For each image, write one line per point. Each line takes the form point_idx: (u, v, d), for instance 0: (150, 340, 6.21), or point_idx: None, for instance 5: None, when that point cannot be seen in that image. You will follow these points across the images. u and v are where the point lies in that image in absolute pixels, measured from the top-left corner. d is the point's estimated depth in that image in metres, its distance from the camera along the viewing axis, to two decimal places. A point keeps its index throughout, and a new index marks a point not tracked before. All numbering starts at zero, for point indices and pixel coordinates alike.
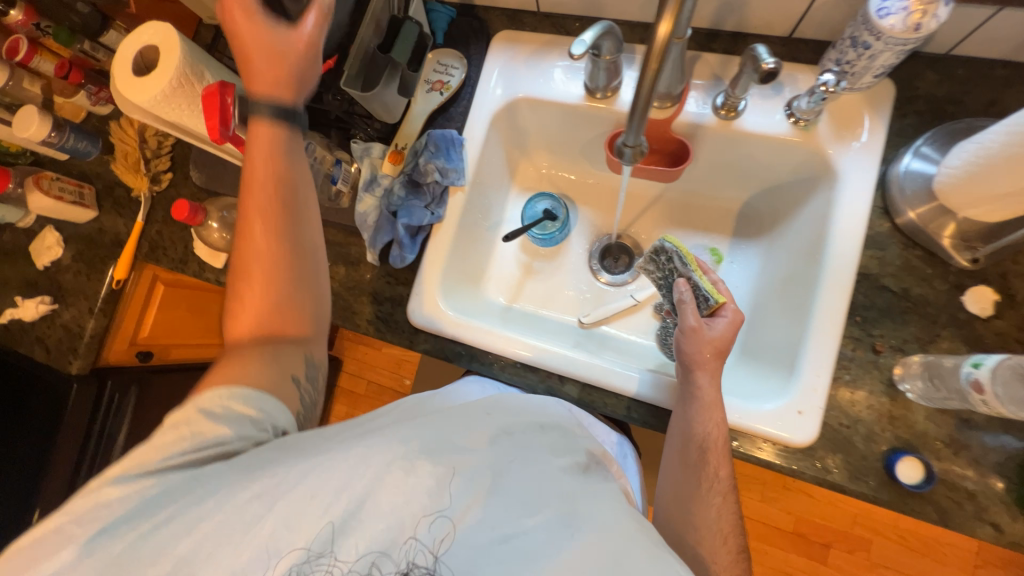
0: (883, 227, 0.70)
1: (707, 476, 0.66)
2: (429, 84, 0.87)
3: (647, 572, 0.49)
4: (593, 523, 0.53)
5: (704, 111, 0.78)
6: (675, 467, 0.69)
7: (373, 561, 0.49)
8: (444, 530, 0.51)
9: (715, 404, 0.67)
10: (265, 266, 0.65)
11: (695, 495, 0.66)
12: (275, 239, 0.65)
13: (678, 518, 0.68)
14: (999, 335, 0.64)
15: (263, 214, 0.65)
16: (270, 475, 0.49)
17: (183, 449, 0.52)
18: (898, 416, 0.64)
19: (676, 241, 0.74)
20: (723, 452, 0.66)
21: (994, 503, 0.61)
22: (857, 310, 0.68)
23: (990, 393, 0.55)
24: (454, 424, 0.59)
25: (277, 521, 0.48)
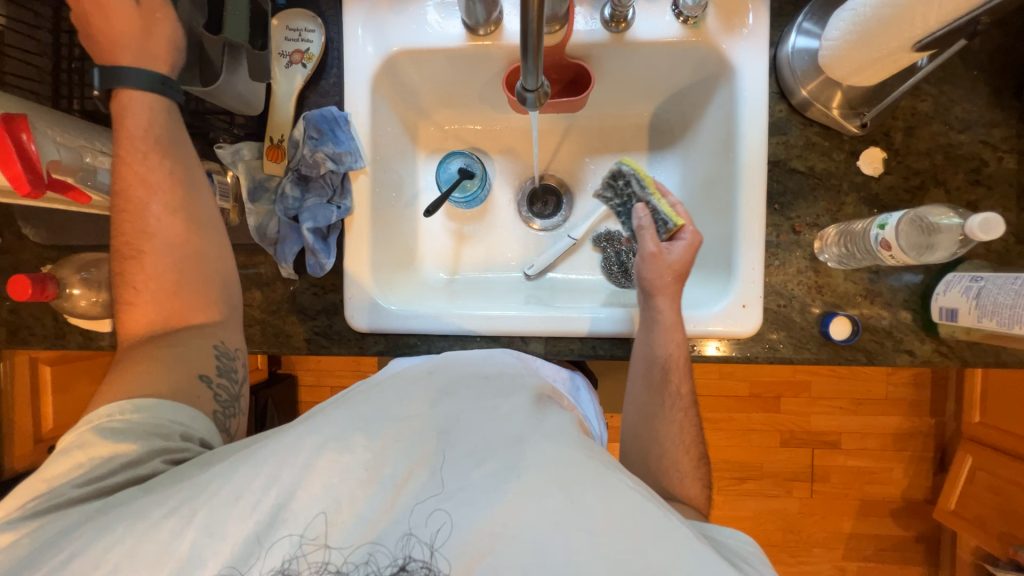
0: (781, 112, 0.73)
1: (670, 393, 0.71)
2: (286, 56, 0.74)
3: (590, 495, 0.46)
4: (536, 464, 0.47)
5: (594, 28, 0.73)
6: (639, 390, 0.72)
7: (370, 553, 0.45)
8: (385, 510, 0.46)
9: (676, 326, 0.70)
10: (169, 287, 0.62)
11: (659, 413, 0.71)
12: (178, 264, 0.62)
13: (644, 436, 0.72)
14: (891, 189, 0.70)
15: (160, 237, 0.62)
16: (188, 487, 0.47)
17: (76, 483, 0.50)
18: (824, 284, 0.71)
19: (634, 162, 0.74)
20: (683, 368, 0.71)
21: (906, 333, 0.70)
22: (774, 198, 0.72)
23: (897, 247, 0.61)
24: (386, 398, 0.53)
25: (197, 530, 0.44)
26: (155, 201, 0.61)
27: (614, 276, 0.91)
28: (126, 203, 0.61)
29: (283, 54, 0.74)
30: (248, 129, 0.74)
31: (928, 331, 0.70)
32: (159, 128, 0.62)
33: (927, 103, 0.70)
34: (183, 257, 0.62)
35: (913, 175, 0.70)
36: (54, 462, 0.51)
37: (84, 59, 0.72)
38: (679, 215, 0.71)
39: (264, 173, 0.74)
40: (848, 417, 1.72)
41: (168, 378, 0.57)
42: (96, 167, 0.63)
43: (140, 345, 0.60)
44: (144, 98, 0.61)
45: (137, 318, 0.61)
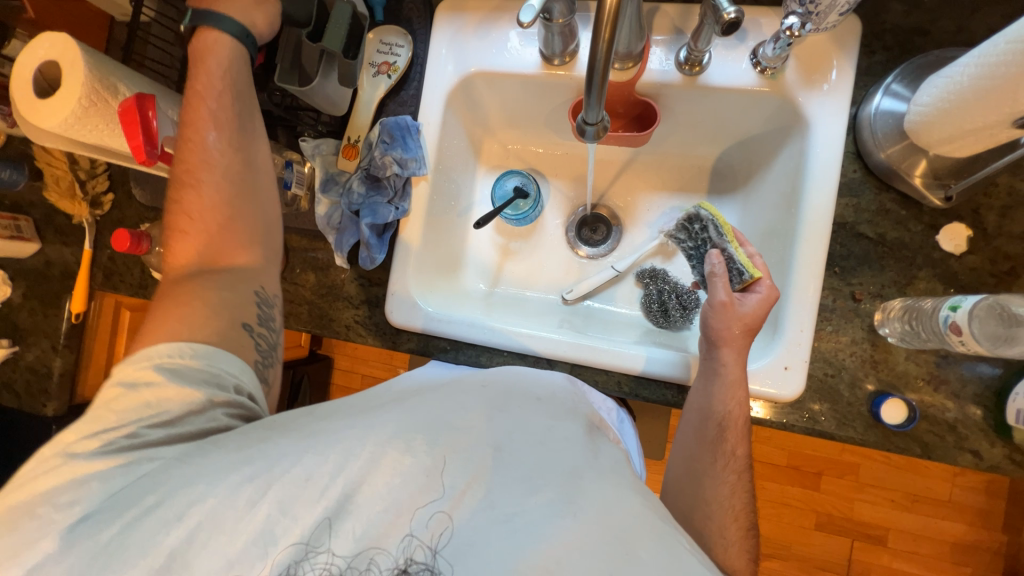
0: (855, 173, 0.69)
1: (724, 453, 0.67)
2: (374, 67, 0.81)
3: (645, 550, 0.46)
4: (591, 503, 0.48)
5: (667, 68, 0.74)
6: (691, 441, 0.70)
7: (372, 558, 0.48)
8: (440, 518, 0.48)
9: (740, 382, 0.66)
10: (220, 224, 0.66)
11: (709, 471, 0.68)
12: (229, 203, 0.67)
13: (689, 493, 0.69)
14: (973, 270, 0.64)
15: (216, 174, 0.66)
16: (262, 461, 0.50)
17: (150, 423, 0.54)
18: (881, 360, 0.65)
19: (713, 209, 0.75)
20: (743, 428, 0.67)
21: (974, 432, 0.63)
22: (835, 261, 0.68)
23: (967, 334, 0.56)
24: (450, 407, 0.55)
25: (271, 505, 0.48)
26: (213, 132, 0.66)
27: (652, 314, 0.89)
28: (187, 139, 0.65)
29: (372, 65, 0.81)
30: (331, 128, 0.81)
31: (1000, 433, 0.62)
32: (231, 73, 0.66)
33: None
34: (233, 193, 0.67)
35: (1002, 259, 0.64)
36: (123, 396, 0.55)
37: None
38: (756, 267, 0.69)
39: (337, 169, 0.80)
40: (898, 513, 1.54)
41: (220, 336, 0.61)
42: None
43: (186, 279, 0.64)
44: (217, 40, 0.65)
45: (187, 251, 0.66)
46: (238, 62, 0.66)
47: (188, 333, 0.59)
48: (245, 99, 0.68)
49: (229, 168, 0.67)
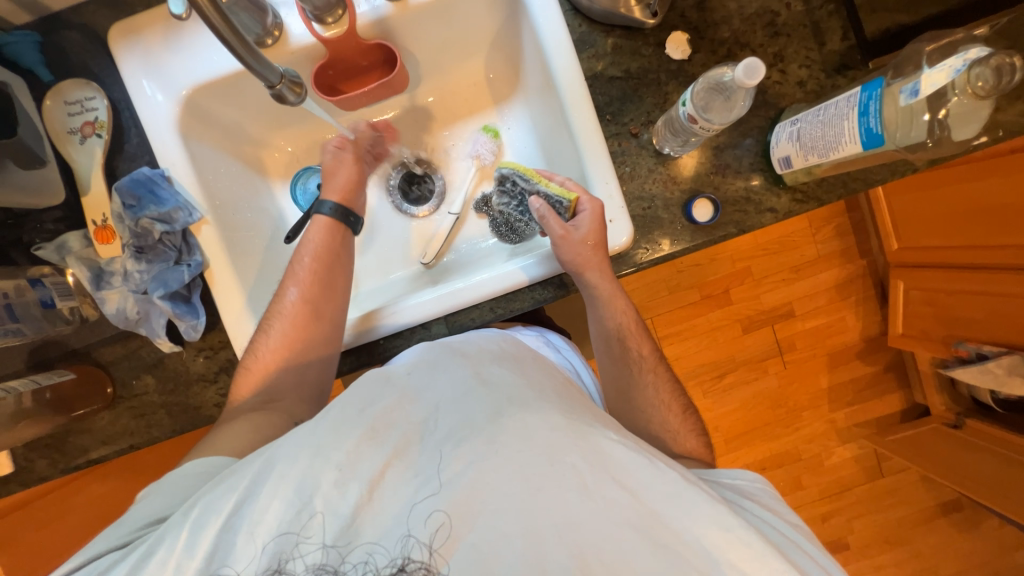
0: (582, 26, 0.74)
1: (634, 359, 0.76)
2: (76, 132, 0.69)
3: (569, 453, 0.48)
4: (513, 437, 0.48)
5: (376, 5, 0.73)
6: (608, 365, 0.78)
7: (370, 553, 0.46)
8: (364, 507, 0.47)
9: (615, 295, 0.73)
10: (278, 366, 0.70)
11: (632, 381, 0.75)
12: (300, 338, 0.71)
13: (626, 408, 0.77)
14: (704, 65, 0.72)
15: (280, 327, 0.71)
16: (199, 511, 0.48)
17: (137, 526, 0.52)
18: (676, 174, 0.73)
19: (510, 164, 0.78)
20: (638, 332, 0.76)
21: (763, 193, 0.74)
22: (604, 110, 0.74)
23: (700, 120, 0.60)
24: (363, 399, 0.53)
25: (180, 554, 0.47)
26: (314, 264, 0.74)
27: (503, 235, 0.90)
28: (278, 308, 0.72)
29: (73, 131, 0.69)
30: (68, 221, 0.70)
31: (780, 185, 0.73)
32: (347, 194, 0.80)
33: None
34: (285, 355, 0.71)
35: (719, 46, 0.72)
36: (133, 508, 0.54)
37: None
38: (570, 191, 0.72)
39: (103, 259, 0.69)
40: (792, 286, 1.82)
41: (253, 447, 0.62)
42: None
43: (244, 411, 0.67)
44: (335, 226, 0.77)
45: (240, 391, 0.69)
46: (339, 238, 0.77)
47: (217, 450, 0.60)
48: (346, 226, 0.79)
49: (304, 333, 0.71)
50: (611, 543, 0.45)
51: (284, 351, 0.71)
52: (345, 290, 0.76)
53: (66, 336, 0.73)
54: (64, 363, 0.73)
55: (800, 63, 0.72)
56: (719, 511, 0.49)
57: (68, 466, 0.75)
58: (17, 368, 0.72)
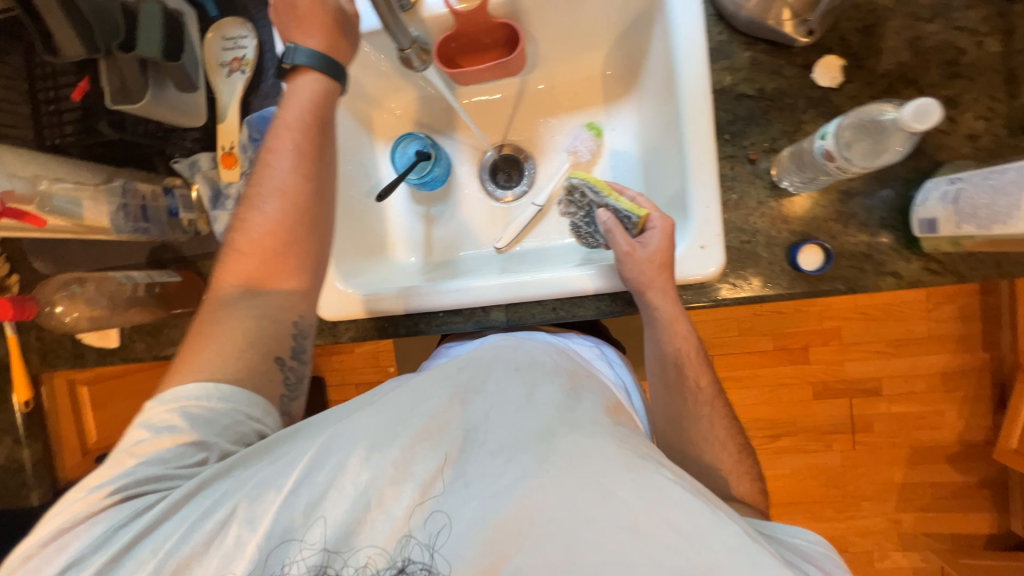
0: (723, 34, 0.68)
1: (690, 390, 0.70)
2: (226, 66, 0.77)
3: (625, 489, 0.46)
4: (565, 461, 0.47)
5: None
6: (661, 392, 0.73)
7: (371, 557, 0.47)
8: (417, 511, 0.48)
9: (676, 318, 0.67)
10: (272, 251, 0.61)
11: (686, 412, 0.70)
12: (288, 227, 0.62)
13: (675, 435, 0.72)
14: (855, 98, 0.64)
15: (268, 203, 0.62)
16: (240, 494, 0.48)
17: (161, 466, 0.51)
18: (788, 213, 0.66)
19: (582, 174, 0.74)
20: (697, 361, 0.70)
21: (888, 255, 0.64)
22: (724, 128, 0.68)
23: (840, 159, 0.51)
24: (412, 399, 0.54)
25: (239, 522, 0.48)
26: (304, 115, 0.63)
27: (584, 238, 0.80)
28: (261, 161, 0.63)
29: (223, 64, 0.77)
30: (201, 142, 0.78)
31: (912, 249, 0.63)
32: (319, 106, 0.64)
33: None
34: (268, 247, 0.61)
35: (879, 80, 0.63)
36: (145, 442, 0.52)
37: (52, 101, 0.78)
38: (642, 208, 0.69)
39: (222, 182, 0.77)
40: (886, 361, 1.60)
41: (249, 372, 0.57)
42: (54, 192, 0.63)
43: (228, 302, 0.60)
44: (319, 86, 0.64)
45: (228, 275, 0.61)
46: (325, 94, 0.64)
47: None
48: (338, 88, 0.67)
49: (296, 230, 0.62)
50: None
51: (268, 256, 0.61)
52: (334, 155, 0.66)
53: (180, 243, 0.82)
54: (174, 267, 0.82)
55: (978, 113, 0.61)
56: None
57: (158, 355, 0.85)
58: (139, 261, 0.82)
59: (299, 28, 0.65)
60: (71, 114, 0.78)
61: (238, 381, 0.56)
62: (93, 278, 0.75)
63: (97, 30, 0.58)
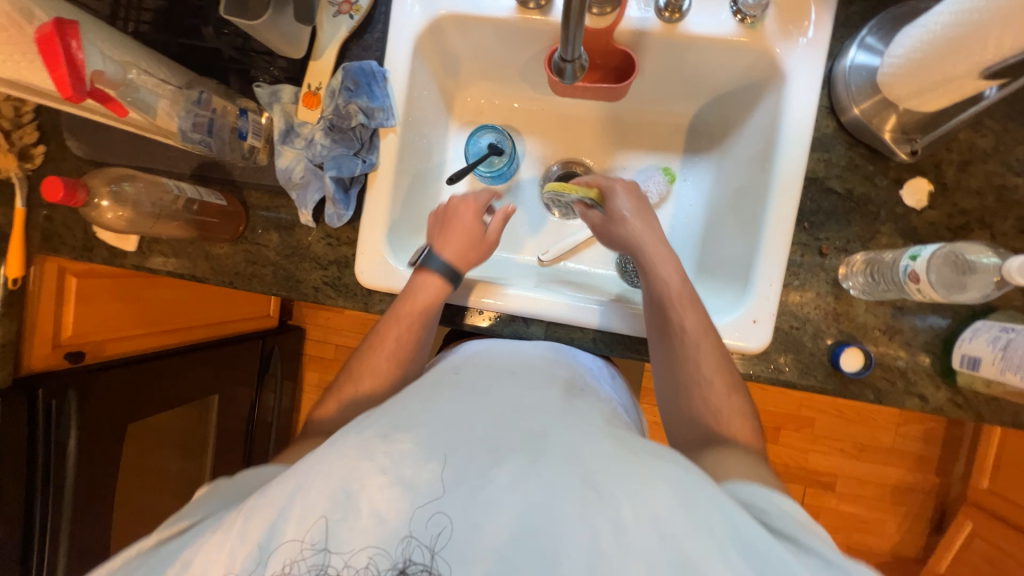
0: (828, 127, 0.70)
1: (690, 340, 0.64)
2: (335, 6, 0.74)
3: (615, 477, 0.42)
4: (563, 452, 0.43)
5: (646, 15, 0.73)
6: (657, 351, 0.66)
7: (371, 558, 0.40)
8: (438, 517, 0.41)
9: (666, 257, 0.69)
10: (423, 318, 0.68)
11: (691, 379, 0.62)
12: (399, 331, 0.67)
13: (682, 417, 0.62)
14: (932, 225, 0.66)
15: (390, 330, 0.67)
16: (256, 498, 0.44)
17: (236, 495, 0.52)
18: (843, 312, 0.68)
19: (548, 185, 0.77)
20: (691, 308, 0.66)
21: (921, 377, 0.67)
22: (805, 216, 0.70)
23: (925, 282, 0.56)
24: (402, 403, 0.50)
25: (246, 525, 0.42)
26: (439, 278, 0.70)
27: (627, 275, 0.87)
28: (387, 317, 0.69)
29: (332, 3, 0.74)
30: (288, 73, 0.75)
31: (946, 378, 0.66)
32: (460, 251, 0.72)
33: (987, 139, 0.66)
34: (420, 323, 0.68)
35: (959, 214, 0.66)
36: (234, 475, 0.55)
37: None
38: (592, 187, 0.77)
39: (298, 120, 0.74)
40: (848, 461, 1.66)
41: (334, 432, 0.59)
42: (139, 85, 0.61)
43: (337, 407, 0.63)
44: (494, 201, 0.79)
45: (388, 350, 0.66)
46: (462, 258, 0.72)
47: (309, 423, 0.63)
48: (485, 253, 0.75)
49: (408, 338, 0.67)
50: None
51: (381, 360, 0.66)
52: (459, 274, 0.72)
53: (233, 166, 0.78)
54: (219, 187, 0.78)
55: None
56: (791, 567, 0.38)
57: (174, 272, 0.81)
58: (184, 171, 0.78)
59: (445, 239, 0.73)
60: (156, 2, 0.73)
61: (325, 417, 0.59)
62: (145, 179, 0.72)
63: None
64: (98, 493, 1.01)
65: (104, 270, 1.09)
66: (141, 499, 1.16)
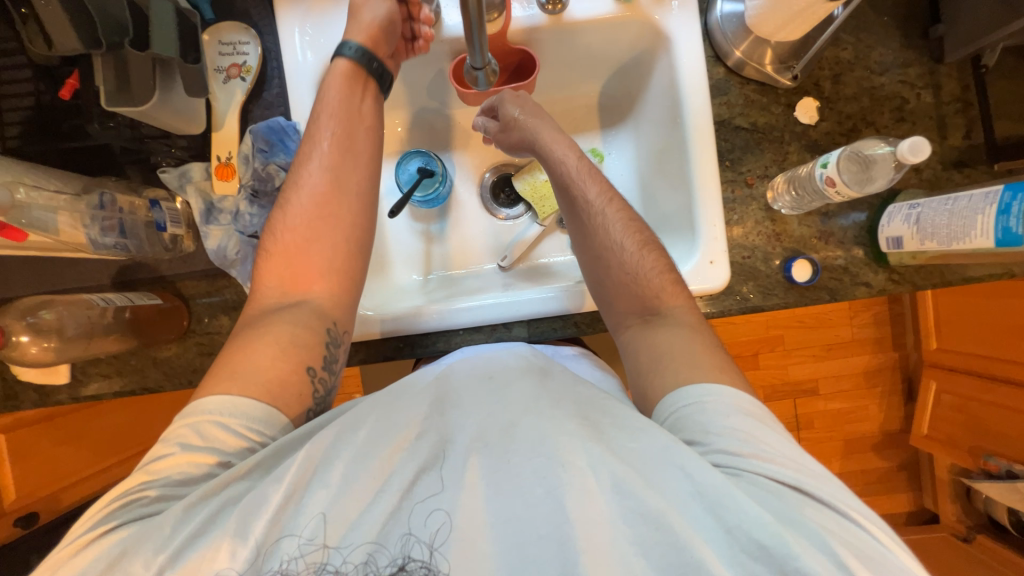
0: (719, 72, 0.77)
1: (592, 202, 0.71)
2: (223, 72, 0.71)
3: (580, 456, 0.48)
4: (529, 443, 0.49)
5: (532, 13, 0.76)
6: (570, 222, 0.73)
7: (371, 553, 0.45)
8: (438, 515, 0.46)
9: (537, 113, 0.75)
10: (298, 248, 0.64)
11: (603, 233, 0.70)
12: (316, 227, 0.65)
13: (625, 280, 0.68)
14: (828, 134, 0.75)
15: (299, 200, 0.65)
16: (247, 497, 0.47)
17: (176, 485, 0.49)
18: (781, 232, 0.75)
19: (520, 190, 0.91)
20: (586, 169, 0.73)
21: (861, 267, 0.75)
22: (724, 155, 0.76)
23: (840, 184, 0.65)
24: (393, 417, 0.53)
25: (234, 536, 0.45)
26: (331, 124, 0.67)
27: None
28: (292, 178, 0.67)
29: (219, 70, 0.71)
30: (192, 151, 0.71)
31: (880, 261, 0.74)
32: (347, 109, 0.69)
33: (847, 51, 0.75)
34: (331, 197, 0.66)
35: (846, 119, 0.75)
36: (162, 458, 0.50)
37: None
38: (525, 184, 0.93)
39: (216, 195, 0.70)
40: (821, 363, 1.80)
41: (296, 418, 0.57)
42: (30, 203, 0.57)
43: (270, 309, 0.61)
44: (355, 69, 0.70)
45: (266, 278, 0.64)
46: (347, 119, 0.68)
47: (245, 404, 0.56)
48: (368, 105, 0.71)
49: (333, 235, 0.65)
50: (620, 547, 0.44)
51: (306, 264, 0.64)
52: (362, 143, 0.69)
53: (159, 261, 0.72)
54: (149, 287, 0.72)
55: None
56: (740, 504, 0.44)
57: (123, 391, 0.74)
58: (103, 280, 0.71)
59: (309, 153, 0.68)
60: (18, 113, 0.67)
61: (257, 396, 0.54)
62: (63, 302, 0.65)
63: (100, 23, 0.54)
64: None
65: (37, 416, 0.97)
66: None
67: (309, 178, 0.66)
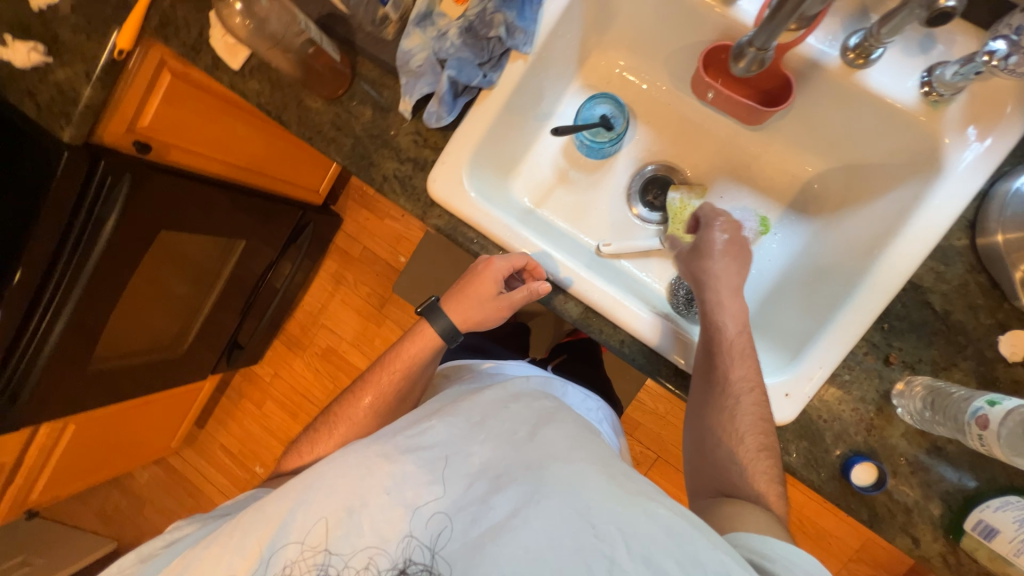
0: (959, 242, 0.65)
1: (733, 384, 0.65)
2: None
3: (604, 515, 0.55)
4: (555, 486, 0.57)
5: (830, 50, 0.66)
6: (697, 385, 0.69)
7: (372, 556, 0.57)
8: (438, 517, 0.57)
9: (727, 269, 0.71)
10: (331, 435, 0.79)
11: (722, 408, 0.66)
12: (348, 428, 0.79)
13: (723, 466, 0.67)
14: (1016, 382, 0.62)
15: (342, 427, 0.79)
16: (252, 516, 0.62)
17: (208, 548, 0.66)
18: (877, 426, 0.65)
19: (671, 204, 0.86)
20: (741, 347, 0.68)
21: (924, 522, 0.64)
22: (889, 317, 0.65)
23: (991, 431, 0.55)
24: (441, 422, 0.64)
25: (242, 541, 0.61)
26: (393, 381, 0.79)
27: (676, 299, 0.85)
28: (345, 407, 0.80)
29: None
30: None
31: (948, 532, 0.63)
32: (416, 368, 0.80)
33: None
34: (364, 424, 0.79)
35: None
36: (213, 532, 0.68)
37: None
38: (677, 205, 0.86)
39: (439, 10, 0.73)
40: None
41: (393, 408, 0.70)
42: None
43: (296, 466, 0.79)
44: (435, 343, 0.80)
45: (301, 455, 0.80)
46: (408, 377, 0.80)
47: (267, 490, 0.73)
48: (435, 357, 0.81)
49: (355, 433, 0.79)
50: None
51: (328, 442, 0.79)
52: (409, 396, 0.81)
53: (359, 29, 0.77)
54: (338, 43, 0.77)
55: None
56: None
57: (261, 106, 0.81)
58: (312, 13, 0.77)
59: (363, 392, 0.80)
60: None
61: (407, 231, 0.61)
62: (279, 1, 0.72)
63: None
64: (108, 291, 0.99)
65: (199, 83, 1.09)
66: (137, 314, 1.16)
67: (358, 410, 0.79)
